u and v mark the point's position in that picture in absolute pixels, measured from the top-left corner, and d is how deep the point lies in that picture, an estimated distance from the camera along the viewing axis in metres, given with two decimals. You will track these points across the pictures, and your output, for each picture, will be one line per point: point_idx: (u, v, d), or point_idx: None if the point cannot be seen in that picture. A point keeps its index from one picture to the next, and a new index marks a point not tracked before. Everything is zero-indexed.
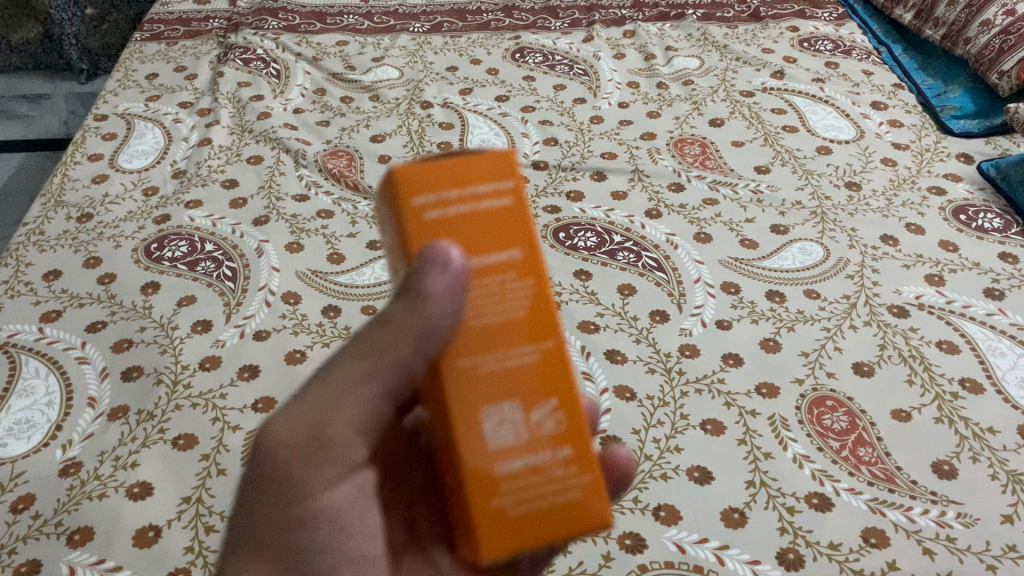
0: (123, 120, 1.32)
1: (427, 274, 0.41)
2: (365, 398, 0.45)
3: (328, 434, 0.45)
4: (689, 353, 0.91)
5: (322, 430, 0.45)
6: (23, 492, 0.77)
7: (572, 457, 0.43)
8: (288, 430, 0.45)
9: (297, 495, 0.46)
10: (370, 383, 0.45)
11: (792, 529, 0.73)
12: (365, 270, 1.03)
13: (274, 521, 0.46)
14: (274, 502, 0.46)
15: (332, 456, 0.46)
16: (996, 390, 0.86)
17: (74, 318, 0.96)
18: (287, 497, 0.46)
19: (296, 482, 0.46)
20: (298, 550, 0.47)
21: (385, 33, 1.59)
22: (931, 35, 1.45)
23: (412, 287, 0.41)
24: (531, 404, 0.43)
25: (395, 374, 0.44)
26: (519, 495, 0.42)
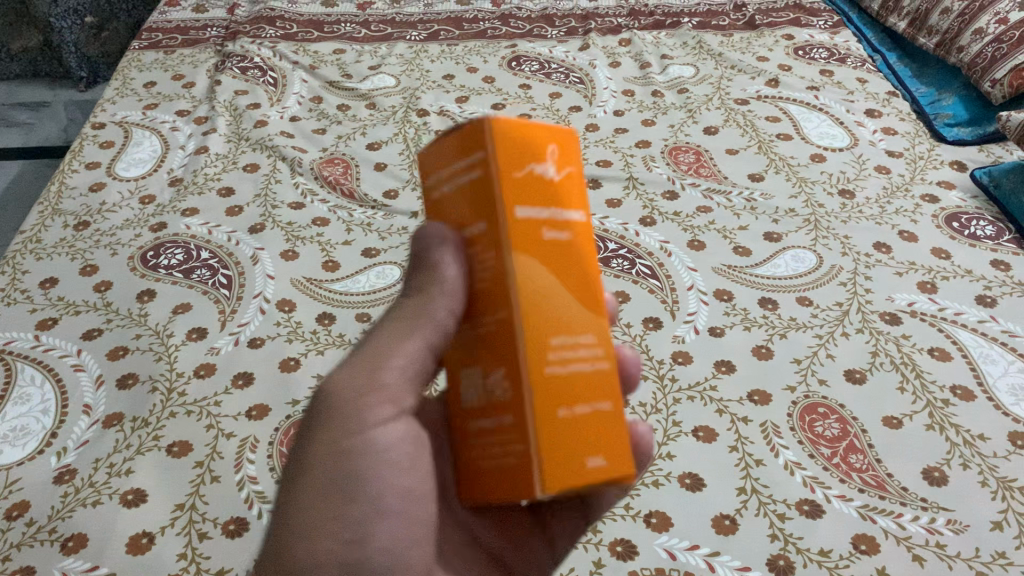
0: (120, 128, 1.32)
1: (431, 247, 0.46)
2: (413, 348, 0.49)
3: (377, 376, 0.49)
4: (682, 360, 0.91)
5: (369, 372, 0.49)
6: (18, 499, 0.77)
7: (511, 424, 0.43)
8: (343, 375, 0.50)
9: (348, 428, 0.49)
10: (412, 334, 0.48)
11: (783, 536, 0.74)
12: (360, 278, 1.03)
13: (326, 454, 0.49)
14: (327, 436, 0.49)
15: (381, 395, 0.50)
16: (987, 397, 0.86)
17: (70, 325, 0.96)
18: (338, 433, 0.49)
19: (353, 414, 0.49)
20: (344, 484, 0.49)
21: (382, 41, 1.60)
22: (925, 43, 1.46)
23: (424, 260, 0.47)
24: (490, 368, 0.44)
25: (431, 328, 0.47)
26: (478, 447, 0.45)
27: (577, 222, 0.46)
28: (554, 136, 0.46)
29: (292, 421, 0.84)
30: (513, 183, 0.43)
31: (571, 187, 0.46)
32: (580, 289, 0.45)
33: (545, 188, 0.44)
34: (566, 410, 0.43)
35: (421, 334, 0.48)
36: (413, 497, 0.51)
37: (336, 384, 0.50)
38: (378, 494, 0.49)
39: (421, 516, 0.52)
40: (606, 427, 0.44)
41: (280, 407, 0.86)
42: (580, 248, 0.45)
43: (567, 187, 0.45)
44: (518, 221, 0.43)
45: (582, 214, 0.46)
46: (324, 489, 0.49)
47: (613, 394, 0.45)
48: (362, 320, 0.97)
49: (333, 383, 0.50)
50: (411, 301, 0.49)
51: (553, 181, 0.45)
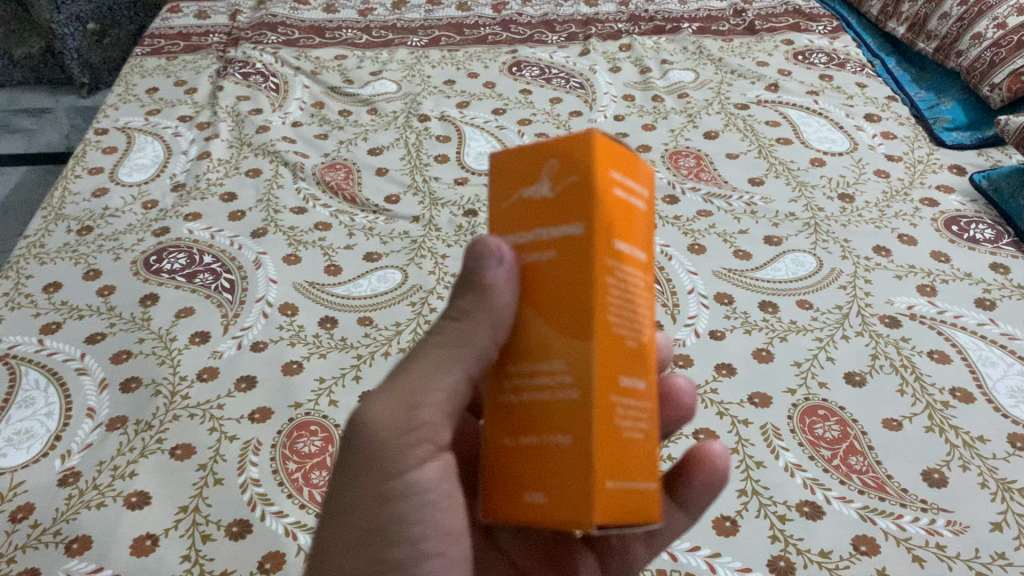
0: (123, 134, 1.33)
1: (484, 267, 0.44)
2: (452, 380, 0.48)
3: (417, 417, 0.48)
4: (682, 363, 0.92)
5: (407, 411, 0.47)
6: (22, 502, 0.77)
7: None
8: (384, 411, 0.48)
9: (389, 472, 0.48)
10: (450, 363, 0.47)
11: (783, 537, 0.74)
12: (361, 282, 1.04)
13: (371, 496, 0.48)
14: (371, 479, 0.48)
15: (420, 434, 0.48)
16: (987, 399, 0.87)
17: (74, 329, 0.97)
18: (378, 475, 0.48)
19: (392, 458, 0.48)
20: (387, 524, 0.48)
21: (384, 47, 1.61)
22: (924, 48, 1.47)
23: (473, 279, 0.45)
24: None
25: (476, 358, 0.46)
26: None
27: (562, 237, 0.42)
28: (557, 148, 0.43)
29: (295, 424, 0.85)
30: (501, 212, 0.46)
31: (563, 200, 0.42)
32: (553, 315, 0.42)
33: (531, 208, 0.44)
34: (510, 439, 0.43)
35: (464, 363, 0.47)
36: (453, 533, 0.51)
37: (373, 421, 0.48)
38: (421, 535, 0.49)
39: (461, 553, 0.52)
40: (558, 466, 0.41)
41: (283, 410, 0.86)
42: (561, 267, 0.42)
43: (559, 201, 0.42)
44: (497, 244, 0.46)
45: (574, 224, 0.42)
46: (368, 531, 0.48)
47: (570, 428, 0.41)
48: (364, 323, 0.97)
49: (367, 418, 0.48)
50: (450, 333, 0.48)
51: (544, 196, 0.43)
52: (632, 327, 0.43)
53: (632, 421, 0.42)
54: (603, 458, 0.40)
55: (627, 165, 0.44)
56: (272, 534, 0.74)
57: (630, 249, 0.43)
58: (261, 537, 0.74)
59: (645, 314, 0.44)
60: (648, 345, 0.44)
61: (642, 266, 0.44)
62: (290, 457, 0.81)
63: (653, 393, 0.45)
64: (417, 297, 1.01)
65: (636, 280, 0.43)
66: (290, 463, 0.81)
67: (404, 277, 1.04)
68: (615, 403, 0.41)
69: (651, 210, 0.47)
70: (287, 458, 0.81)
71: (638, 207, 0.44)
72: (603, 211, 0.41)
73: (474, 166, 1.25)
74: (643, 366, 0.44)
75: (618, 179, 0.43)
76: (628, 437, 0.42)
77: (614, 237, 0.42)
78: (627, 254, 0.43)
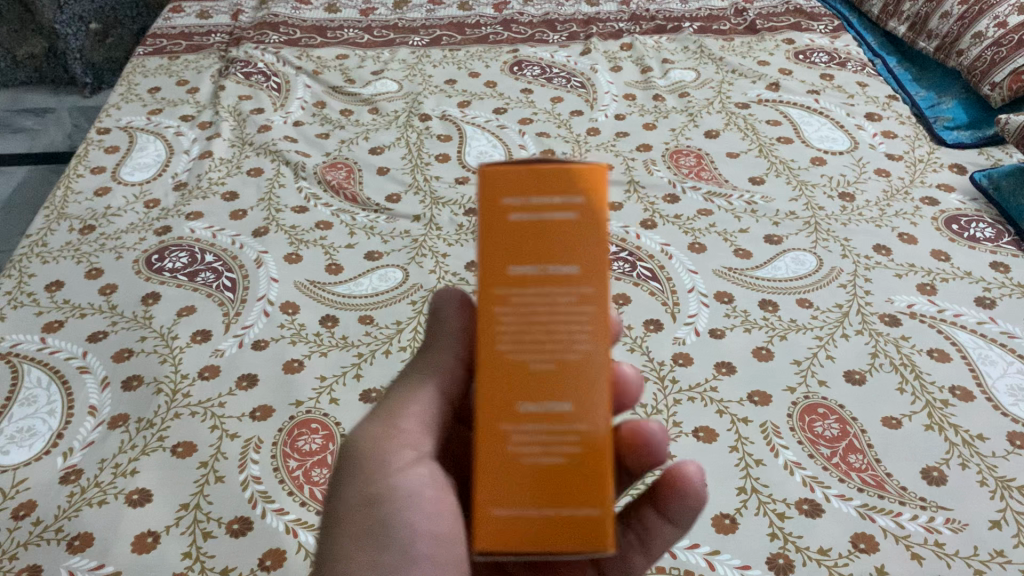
0: (125, 133, 1.34)
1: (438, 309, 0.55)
2: (423, 394, 0.53)
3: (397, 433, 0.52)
4: (682, 361, 0.92)
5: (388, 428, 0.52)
6: (24, 498, 0.78)
7: None
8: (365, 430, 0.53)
9: (375, 478, 0.51)
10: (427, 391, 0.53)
11: (782, 534, 0.74)
12: (362, 280, 1.04)
13: (358, 503, 0.50)
14: (359, 486, 0.51)
15: (399, 442, 0.52)
16: (986, 398, 0.87)
17: (76, 328, 0.97)
18: (364, 482, 0.51)
19: (369, 464, 0.51)
20: (379, 527, 0.49)
21: (385, 47, 1.61)
22: (925, 47, 1.47)
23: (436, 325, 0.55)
24: None
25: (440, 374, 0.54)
26: None
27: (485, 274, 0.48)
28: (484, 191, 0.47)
29: (296, 421, 0.85)
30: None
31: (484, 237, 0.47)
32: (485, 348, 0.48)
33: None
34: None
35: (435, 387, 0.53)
36: (449, 542, 0.50)
37: (362, 443, 0.53)
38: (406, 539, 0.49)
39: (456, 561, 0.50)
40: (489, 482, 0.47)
41: (284, 408, 0.87)
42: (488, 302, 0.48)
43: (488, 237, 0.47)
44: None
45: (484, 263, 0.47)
46: (361, 536, 0.49)
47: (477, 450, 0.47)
48: (365, 322, 0.97)
49: (356, 442, 0.53)
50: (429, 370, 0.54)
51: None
52: (540, 349, 0.45)
53: (534, 443, 0.45)
54: (507, 477, 0.45)
55: (530, 185, 0.45)
56: (273, 531, 0.75)
57: (539, 269, 0.45)
58: (262, 534, 0.74)
59: (573, 329, 0.45)
60: (575, 360, 0.45)
61: (564, 279, 0.45)
62: (291, 454, 0.82)
63: (589, 405, 0.45)
64: (418, 296, 1.01)
65: (541, 305, 0.45)
66: (291, 461, 0.81)
67: (404, 276, 1.04)
68: (512, 428, 0.45)
69: (598, 212, 0.45)
70: (288, 456, 0.82)
71: (553, 223, 0.45)
72: (493, 247, 0.45)
73: (475, 166, 1.26)
74: (564, 382, 0.45)
75: (519, 207, 0.45)
76: (538, 456, 0.45)
77: (510, 266, 0.45)
78: (532, 277, 0.45)
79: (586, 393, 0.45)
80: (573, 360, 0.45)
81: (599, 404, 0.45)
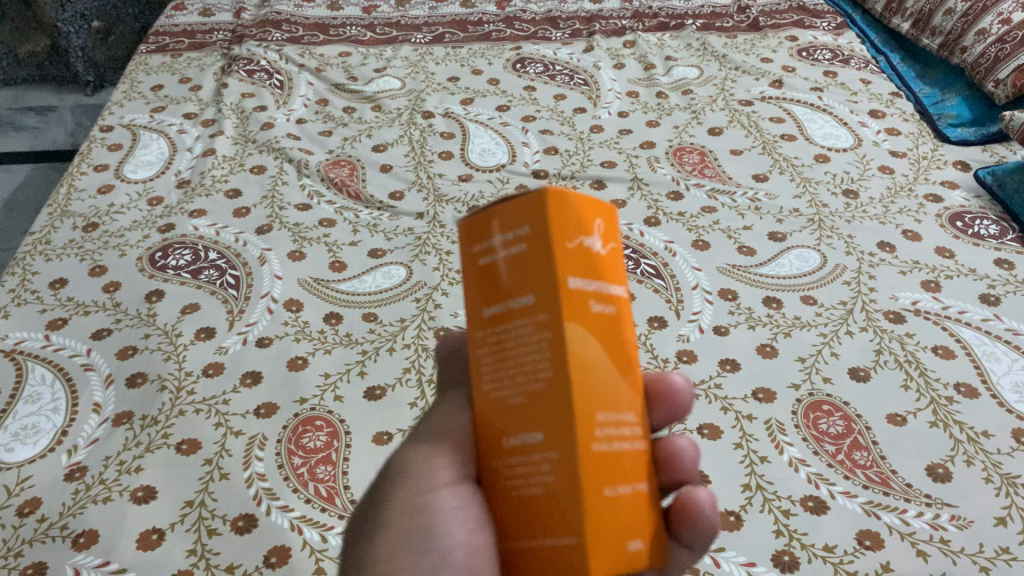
0: (128, 131, 1.33)
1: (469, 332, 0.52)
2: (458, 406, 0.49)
3: (440, 446, 0.48)
4: (687, 358, 0.92)
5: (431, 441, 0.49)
6: (29, 496, 0.78)
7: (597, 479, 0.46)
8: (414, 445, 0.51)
9: (419, 487, 0.48)
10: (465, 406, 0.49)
11: (787, 531, 0.74)
12: (366, 278, 1.04)
13: (404, 511, 0.47)
14: (404, 494, 0.48)
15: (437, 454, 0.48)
16: (991, 394, 0.87)
17: (80, 325, 0.97)
18: (411, 491, 0.48)
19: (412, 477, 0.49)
20: (420, 534, 0.46)
21: (388, 44, 1.61)
22: (929, 44, 1.47)
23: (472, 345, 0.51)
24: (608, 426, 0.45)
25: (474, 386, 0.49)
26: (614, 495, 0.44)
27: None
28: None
29: (300, 419, 0.85)
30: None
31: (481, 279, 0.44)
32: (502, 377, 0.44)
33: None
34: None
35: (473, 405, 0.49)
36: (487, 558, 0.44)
37: (410, 458, 0.50)
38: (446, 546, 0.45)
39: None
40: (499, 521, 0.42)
41: (288, 405, 0.87)
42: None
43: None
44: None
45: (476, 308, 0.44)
46: (398, 540, 0.46)
47: None
48: (369, 319, 0.97)
49: (405, 456, 0.50)
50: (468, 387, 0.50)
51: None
52: (511, 384, 0.40)
53: (522, 481, 0.40)
54: (502, 518, 0.41)
55: (486, 225, 0.41)
56: (278, 528, 0.75)
57: (502, 306, 0.40)
58: (267, 531, 0.74)
59: (535, 358, 0.39)
60: (542, 391, 0.39)
61: (521, 310, 0.39)
62: (295, 452, 0.82)
63: (560, 439, 0.38)
64: (422, 293, 1.01)
65: (510, 337, 0.40)
66: (296, 458, 0.81)
67: (408, 273, 1.04)
68: (499, 467, 0.41)
69: (547, 234, 0.39)
70: (293, 453, 0.82)
71: (510, 256, 0.40)
72: (469, 293, 0.43)
73: (478, 163, 1.25)
74: (535, 417, 0.39)
75: (478, 248, 0.42)
76: (522, 494, 0.40)
77: (481, 306, 0.41)
78: (497, 315, 0.41)
79: (560, 427, 0.38)
80: (543, 391, 0.39)
81: (573, 438, 0.38)
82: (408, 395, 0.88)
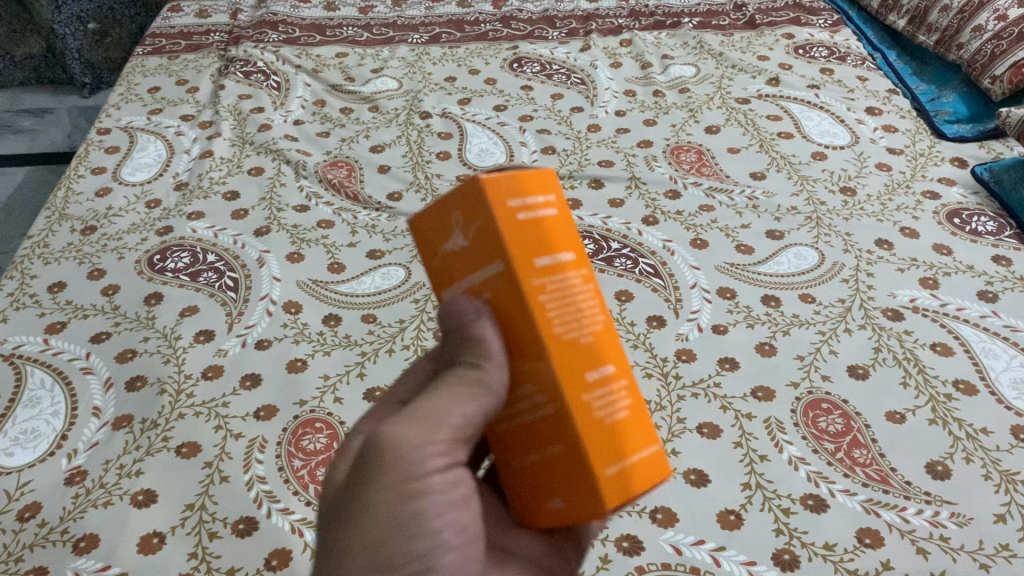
0: (125, 133, 1.33)
1: (469, 326, 0.46)
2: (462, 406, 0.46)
3: (439, 436, 0.45)
4: (685, 358, 0.92)
5: (429, 427, 0.45)
6: (29, 500, 0.78)
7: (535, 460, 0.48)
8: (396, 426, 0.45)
9: (409, 471, 0.44)
10: (469, 397, 0.46)
11: (788, 530, 0.74)
12: (365, 279, 1.04)
13: (392, 496, 0.43)
14: (390, 474, 0.44)
15: (434, 443, 0.45)
16: (989, 391, 0.87)
17: (79, 329, 0.97)
18: (399, 472, 0.44)
19: (402, 460, 0.44)
20: (407, 520, 0.43)
21: (385, 45, 1.61)
22: (924, 40, 1.46)
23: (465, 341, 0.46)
24: None
25: (488, 394, 0.46)
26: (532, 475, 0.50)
27: (492, 279, 0.45)
28: (456, 202, 0.46)
29: (300, 421, 0.85)
30: (437, 270, 0.49)
31: (479, 245, 0.45)
32: (512, 345, 0.46)
33: (457, 260, 0.47)
34: (533, 458, 0.47)
35: (479, 400, 0.46)
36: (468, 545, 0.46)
37: (395, 438, 0.44)
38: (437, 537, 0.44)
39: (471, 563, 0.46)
40: (569, 465, 0.45)
41: (288, 408, 0.87)
42: (507, 304, 0.45)
43: (476, 248, 0.46)
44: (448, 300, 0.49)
45: (500, 265, 0.44)
46: (389, 526, 0.43)
47: (556, 438, 0.45)
48: (368, 320, 0.98)
49: (384, 434, 0.45)
50: (467, 367, 0.46)
51: (463, 249, 0.46)
52: (579, 324, 0.45)
53: (609, 406, 0.45)
54: (594, 448, 0.44)
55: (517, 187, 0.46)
56: (279, 531, 0.75)
57: (554, 258, 0.45)
58: (268, 534, 0.74)
59: (589, 305, 0.47)
60: (601, 330, 0.47)
61: (571, 264, 0.47)
62: (295, 454, 0.82)
63: (623, 367, 0.48)
64: (421, 294, 1.01)
65: (569, 283, 0.46)
66: (296, 461, 0.81)
67: (407, 274, 1.04)
68: (587, 401, 0.45)
69: (565, 206, 0.49)
70: (293, 455, 0.82)
71: (547, 217, 0.46)
72: (516, 243, 0.44)
73: (476, 163, 1.25)
74: (605, 352, 0.46)
75: (518, 205, 0.45)
76: (610, 420, 0.45)
77: (533, 259, 0.45)
78: (553, 266, 0.45)
79: (617, 357, 0.47)
80: (601, 331, 0.47)
81: (628, 364, 0.48)
82: None
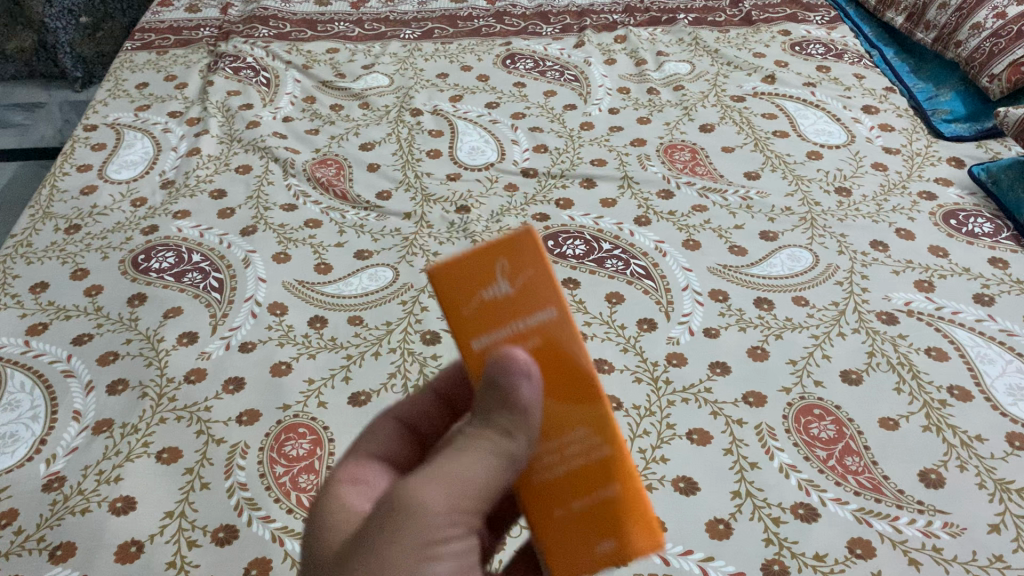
0: (112, 130, 1.31)
1: (510, 386, 0.44)
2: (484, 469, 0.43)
3: (459, 503, 0.43)
4: (676, 361, 0.90)
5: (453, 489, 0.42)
6: (6, 507, 0.76)
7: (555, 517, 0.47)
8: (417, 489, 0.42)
9: (429, 539, 0.41)
10: (498, 459, 0.44)
11: (777, 540, 0.73)
12: (352, 280, 1.02)
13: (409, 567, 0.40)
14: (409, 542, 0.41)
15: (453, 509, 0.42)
16: (984, 396, 0.85)
17: (61, 330, 0.96)
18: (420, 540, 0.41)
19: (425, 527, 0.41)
20: None
21: (376, 40, 1.58)
22: (922, 38, 1.44)
23: (505, 404, 0.44)
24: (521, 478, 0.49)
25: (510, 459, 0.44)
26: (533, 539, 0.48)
27: (542, 326, 0.46)
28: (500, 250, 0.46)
29: (283, 426, 0.84)
30: (464, 321, 0.46)
31: (529, 293, 0.46)
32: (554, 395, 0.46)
33: (494, 309, 0.46)
34: (560, 513, 0.46)
35: (506, 462, 0.44)
36: None
37: (416, 502, 0.41)
38: None
39: None
40: (609, 513, 0.46)
41: (271, 412, 0.85)
42: (554, 353, 0.46)
43: (524, 297, 0.46)
44: (478, 353, 0.46)
45: (552, 311, 0.46)
46: None
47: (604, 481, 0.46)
48: (354, 323, 0.96)
49: (405, 497, 0.42)
50: (495, 433, 0.44)
51: (506, 297, 0.46)
52: None
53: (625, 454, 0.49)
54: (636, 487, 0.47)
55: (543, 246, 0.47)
56: (259, 540, 0.73)
57: None
58: (247, 542, 0.73)
59: None
60: None
61: None
62: (277, 460, 0.80)
63: None
64: (409, 296, 1.00)
65: None
66: (278, 467, 0.79)
67: (395, 275, 1.03)
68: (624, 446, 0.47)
69: None
70: (275, 461, 0.80)
71: None
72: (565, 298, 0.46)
73: (467, 162, 1.24)
74: None
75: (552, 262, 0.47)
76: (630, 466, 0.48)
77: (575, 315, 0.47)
78: None
79: None
80: None
81: None
82: (393, 400, 0.86)
